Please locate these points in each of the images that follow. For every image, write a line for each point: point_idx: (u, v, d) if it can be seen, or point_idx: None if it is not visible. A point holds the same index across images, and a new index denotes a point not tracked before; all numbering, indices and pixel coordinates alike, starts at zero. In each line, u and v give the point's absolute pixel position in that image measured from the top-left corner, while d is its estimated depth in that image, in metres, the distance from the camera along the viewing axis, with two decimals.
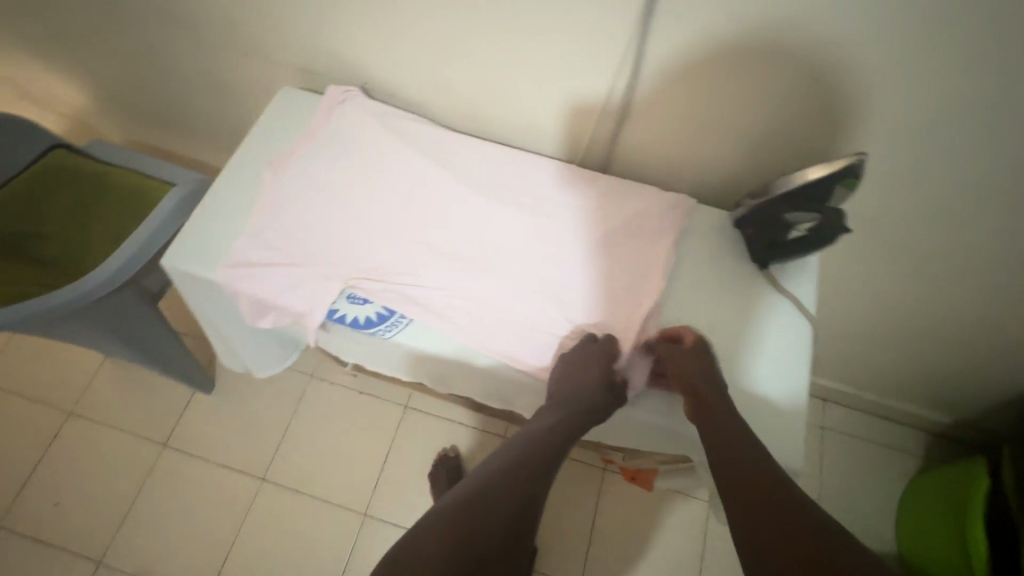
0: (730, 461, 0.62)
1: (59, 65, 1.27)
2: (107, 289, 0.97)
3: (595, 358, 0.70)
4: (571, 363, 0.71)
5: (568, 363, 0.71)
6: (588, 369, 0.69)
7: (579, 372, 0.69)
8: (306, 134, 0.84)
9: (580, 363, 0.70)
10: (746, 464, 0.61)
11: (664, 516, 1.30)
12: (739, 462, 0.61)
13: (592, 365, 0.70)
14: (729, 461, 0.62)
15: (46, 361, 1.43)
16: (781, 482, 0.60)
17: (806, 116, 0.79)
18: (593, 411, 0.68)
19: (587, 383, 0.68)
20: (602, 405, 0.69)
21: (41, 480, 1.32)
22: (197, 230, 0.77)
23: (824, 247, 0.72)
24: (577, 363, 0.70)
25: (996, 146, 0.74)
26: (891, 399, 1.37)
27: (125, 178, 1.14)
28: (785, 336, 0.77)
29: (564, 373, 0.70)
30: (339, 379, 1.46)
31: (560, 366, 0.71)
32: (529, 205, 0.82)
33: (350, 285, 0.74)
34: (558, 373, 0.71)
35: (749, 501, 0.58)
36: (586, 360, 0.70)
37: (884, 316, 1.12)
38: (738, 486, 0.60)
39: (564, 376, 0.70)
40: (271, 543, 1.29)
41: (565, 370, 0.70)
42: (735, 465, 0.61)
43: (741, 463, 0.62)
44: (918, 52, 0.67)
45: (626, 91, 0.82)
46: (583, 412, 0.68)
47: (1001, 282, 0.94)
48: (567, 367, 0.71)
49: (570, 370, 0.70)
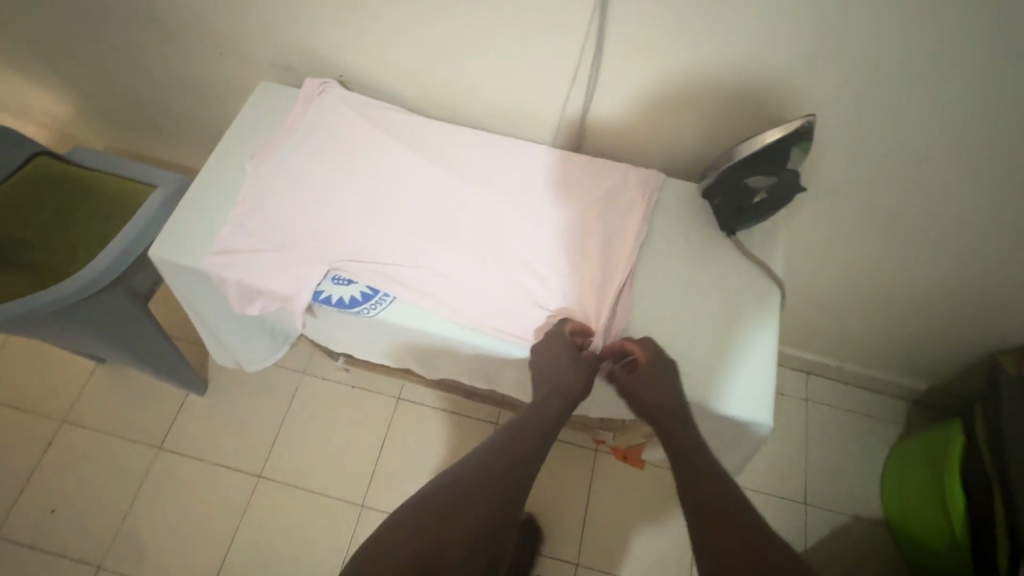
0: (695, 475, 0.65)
1: (38, 74, 1.28)
2: (98, 287, 0.99)
3: (557, 343, 0.72)
4: (538, 351, 0.73)
5: (536, 349, 0.73)
6: (553, 354, 0.71)
7: (547, 357, 0.72)
8: (285, 125, 0.86)
9: (545, 350, 0.72)
10: (711, 480, 0.64)
11: (656, 491, 1.33)
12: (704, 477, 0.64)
13: (554, 349, 0.72)
14: (694, 475, 0.64)
15: (36, 370, 1.44)
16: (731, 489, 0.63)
17: (765, 88, 0.82)
18: (569, 392, 0.70)
19: (556, 364, 0.71)
20: (578, 383, 0.71)
21: (36, 488, 1.32)
22: (181, 221, 0.79)
23: (784, 207, 0.76)
24: (542, 351, 0.72)
25: (946, 109, 0.77)
26: (869, 369, 1.42)
27: (110, 182, 1.16)
28: (751, 297, 0.80)
29: (535, 361, 0.73)
30: (331, 374, 1.48)
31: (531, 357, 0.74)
32: (505, 185, 0.85)
33: (335, 266, 0.76)
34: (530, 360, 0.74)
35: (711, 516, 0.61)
36: (551, 345, 0.72)
37: (856, 285, 1.16)
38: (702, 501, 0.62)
39: (535, 363, 0.73)
40: (270, 538, 1.30)
41: (535, 356, 0.73)
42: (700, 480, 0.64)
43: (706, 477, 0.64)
44: (865, 20, 0.70)
45: (591, 71, 0.85)
46: (560, 395, 0.70)
47: (962, 244, 0.98)
48: (535, 354, 0.73)
49: (538, 357, 0.73)
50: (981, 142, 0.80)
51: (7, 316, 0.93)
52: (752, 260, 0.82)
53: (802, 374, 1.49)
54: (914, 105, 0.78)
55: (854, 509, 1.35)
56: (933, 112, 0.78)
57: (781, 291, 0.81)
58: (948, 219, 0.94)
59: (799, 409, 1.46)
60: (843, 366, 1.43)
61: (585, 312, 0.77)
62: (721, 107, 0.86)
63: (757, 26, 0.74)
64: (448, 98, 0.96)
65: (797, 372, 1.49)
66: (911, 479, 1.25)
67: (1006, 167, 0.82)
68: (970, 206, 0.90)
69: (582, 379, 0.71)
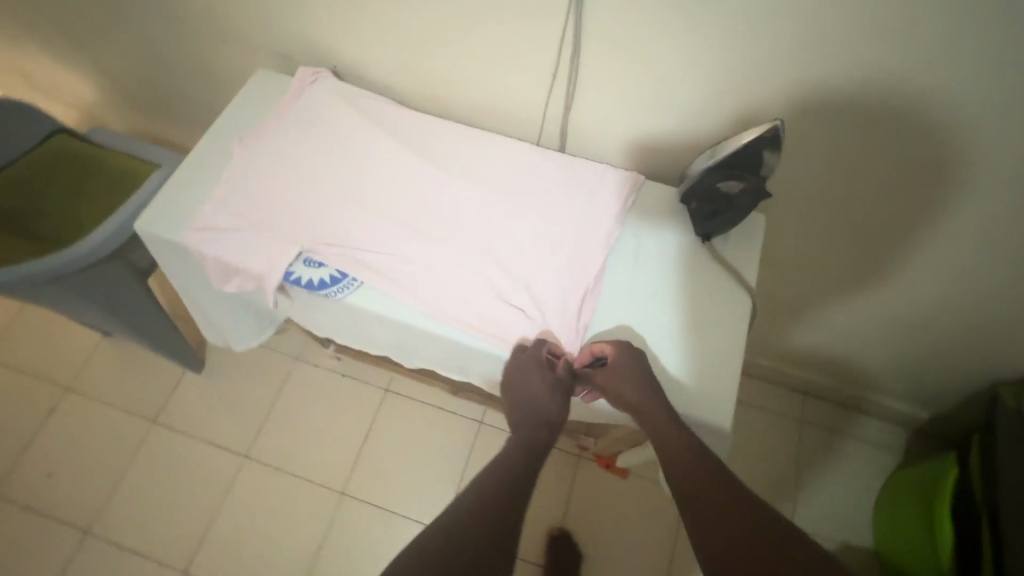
0: (683, 471, 0.67)
1: (63, 57, 1.34)
2: (103, 252, 1.05)
3: (531, 366, 0.73)
4: (515, 374, 0.75)
5: (512, 372, 0.75)
6: (531, 379, 0.73)
7: (525, 381, 0.74)
8: (276, 111, 0.89)
9: (520, 372, 0.74)
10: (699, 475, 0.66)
11: (637, 502, 1.31)
12: (693, 471, 0.67)
13: (530, 372, 0.73)
14: (681, 471, 0.67)
15: (46, 339, 1.49)
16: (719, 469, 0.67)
17: (747, 95, 0.81)
18: (552, 419, 0.75)
19: (535, 389, 0.74)
20: (559, 409, 0.75)
21: (36, 452, 1.37)
22: (166, 199, 0.83)
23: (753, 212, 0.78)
24: (519, 375, 0.74)
25: (928, 123, 0.76)
26: (894, 401, 1.35)
27: (123, 162, 1.21)
28: (720, 304, 0.80)
29: (513, 384, 0.75)
30: (323, 362, 1.49)
31: (507, 382, 0.76)
32: (483, 179, 0.86)
33: (307, 248, 0.79)
34: (505, 381, 0.77)
35: (708, 514, 0.64)
36: (525, 365, 0.74)
37: (874, 312, 1.12)
38: (695, 500, 0.65)
39: (513, 385, 0.76)
40: (251, 517, 1.32)
41: (511, 377, 0.75)
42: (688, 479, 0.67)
43: (692, 474, 0.67)
44: (844, 27, 0.70)
45: (573, 70, 0.85)
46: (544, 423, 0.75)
47: (955, 265, 0.95)
48: (511, 378, 0.75)
49: (516, 379, 0.75)
50: (967, 157, 0.78)
51: (34, 278, 1.00)
52: (725, 267, 0.82)
53: (827, 405, 1.43)
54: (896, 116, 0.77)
55: (844, 537, 1.30)
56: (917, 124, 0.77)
57: (752, 300, 0.80)
58: (940, 237, 0.91)
59: (827, 440, 1.39)
60: (870, 399, 1.36)
61: (551, 307, 0.77)
62: (704, 112, 0.85)
63: (737, 29, 0.74)
64: (438, 91, 0.98)
65: (822, 403, 1.44)
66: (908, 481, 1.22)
67: (994, 185, 0.80)
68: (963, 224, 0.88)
69: (563, 405, 0.75)
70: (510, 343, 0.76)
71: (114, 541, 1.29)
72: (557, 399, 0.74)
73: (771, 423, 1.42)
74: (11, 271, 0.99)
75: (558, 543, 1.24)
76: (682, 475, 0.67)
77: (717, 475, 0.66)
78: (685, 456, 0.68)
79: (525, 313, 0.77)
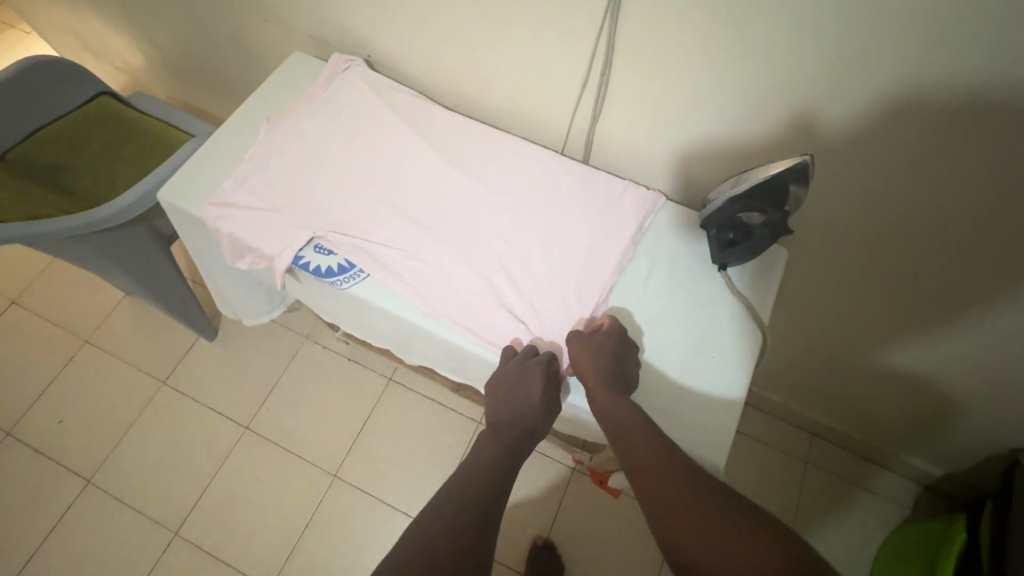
0: (638, 450, 0.63)
1: (116, 23, 1.38)
2: (133, 213, 1.07)
3: (537, 369, 0.72)
4: (516, 374, 0.72)
5: (513, 371, 0.72)
6: (534, 383, 0.71)
7: (525, 385, 0.72)
8: (307, 94, 0.94)
9: (523, 372, 0.72)
10: (656, 458, 0.61)
11: (626, 523, 1.29)
12: (649, 454, 0.62)
13: (535, 375, 0.72)
14: (636, 453, 0.63)
15: (73, 291, 1.55)
16: (676, 457, 0.62)
17: (779, 130, 0.77)
18: (529, 437, 0.72)
19: (532, 397, 0.71)
20: (540, 428, 0.73)
21: (50, 398, 1.42)
22: (192, 171, 0.86)
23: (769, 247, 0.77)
24: (521, 376, 0.72)
25: (961, 188, 0.71)
26: (916, 459, 1.29)
27: (159, 129, 1.24)
28: (721, 334, 0.79)
29: (511, 382, 0.72)
30: (331, 344, 1.51)
31: (499, 381, 0.73)
32: (499, 184, 0.87)
33: (319, 235, 0.81)
34: (498, 379, 0.73)
35: (664, 500, 0.58)
36: (529, 365, 0.73)
37: (903, 370, 1.07)
38: (648, 483, 0.60)
39: (508, 384, 0.72)
40: (243, 488, 1.34)
41: (509, 376, 0.72)
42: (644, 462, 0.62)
43: (648, 455, 0.62)
44: (882, 76, 0.66)
45: (601, 84, 0.84)
46: (520, 437, 0.71)
47: (975, 332, 0.90)
48: (510, 376, 0.72)
49: (515, 379, 0.72)
50: (1006, 224, 0.73)
51: (99, 225, 1.03)
52: (738, 298, 0.80)
53: (845, 453, 1.38)
54: (922, 178, 0.73)
55: None
56: (942, 189, 0.73)
57: (763, 337, 0.79)
58: (966, 302, 0.86)
59: (841, 491, 1.34)
60: (894, 454, 1.31)
61: (552, 319, 0.78)
62: (729, 144, 0.83)
63: (771, 63, 0.70)
64: (469, 89, 0.98)
65: (839, 450, 1.38)
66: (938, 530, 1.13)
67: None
68: (988, 292, 0.83)
69: (543, 425, 0.73)
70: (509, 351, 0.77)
71: (112, 494, 1.33)
72: (544, 416, 0.72)
73: (775, 460, 1.37)
74: (75, 218, 1.01)
75: (540, 551, 1.23)
76: (632, 450, 0.63)
77: (672, 459, 0.61)
78: (642, 438, 0.64)
79: (524, 323, 0.78)
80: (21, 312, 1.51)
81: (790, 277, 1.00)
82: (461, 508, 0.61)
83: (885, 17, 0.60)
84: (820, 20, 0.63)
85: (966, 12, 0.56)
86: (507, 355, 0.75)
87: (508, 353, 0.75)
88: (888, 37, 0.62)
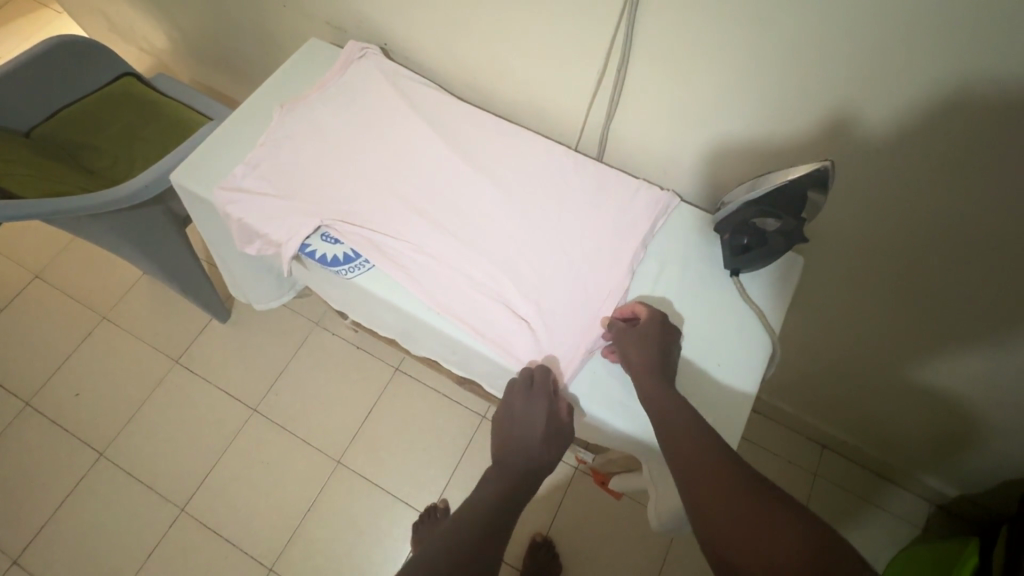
0: (677, 432, 0.60)
1: (140, 7, 1.41)
2: (161, 186, 1.09)
3: (539, 395, 0.71)
4: (519, 402, 0.71)
5: (516, 399, 0.72)
6: (536, 411, 0.70)
7: (527, 413, 0.71)
8: (321, 80, 0.94)
9: (526, 400, 0.71)
10: (703, 456, 0.57)
11: (627, 526, 1.27)
12: (695, 451, 0.58)
13: (538, 401, 0.71)
14: (676, 437, 0.60)
15: (93, 268, 1.58)
16: (718, 442, 0.59)
17: (799, 135, 0.75)
18: (537, 473, 0.69)
19: (535, 425, 0.70)
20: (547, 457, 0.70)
21: (68, 372, 1.45)
22: (205, 155, 0.87)
23: (781, 253, 0.74)
24: (524, 404, 0.71)
25: (987, 200, 0.68)
26: (929, 477, 1.25)
27: (179, 112, 1.25)
28: (731, 342, 0.77)
29: (515, 412, 0.71)
30: (340, 331, 1.52)
31: (504, 413, 0.72)
32: (508, 178, 0.86)
33: (326, 224, 0.81)
34: (502, 410, 0.73)
35: (699, 482, 0.55)
36: (532, 392, 0.72)
37: (918, 384, 1.03)
38: (685, 466, 0.57)
39: (512, 415, 0.71)
40: (248, 469, 1.37)
41: (513, 405, 0.72)
42: (687, 460, 0.58)
43: (691, 442, 0.59)
44: (910, 77, 0.62)
45: (614, 80, 0.82)
46: (525, 473, 0.68)
47: (998, 350, 0.87)
48: (514, 405, 0.71)
49: (519, 408, 0.71)
50: None
51: (119, 204, 1.05)
52: (750, 305, 0.78)
53: (857, 468, 1.35)
54: (948, 187, 0.70)
55: None
56: (972, 199, 0.69)
57: (775, 346, 0.77)
58: (990, 318, 0.83)
59: (849, 506, 1.31)
60: (907, 472, 1.27)
61: (557, 320, 0.77)
62: (745, 146, 0.80)
63: (795, 61, 0.67)
64: (484, 81, 0.97)
65: (850, 464, 1.35)
66: (949, 551, 1.07)
67: None
68: (1012, 310, 0.79)
69: (553, 459, 0.70)
70: (512, 355, 0.76)
71: (123, 467, 1.36)
72: (551, 447, 0.69)
73: (783, 471, 1.35)
74: (95, 196, 1.03)
75: (538, 549, 1.23)
76: (672, 431, 0.61)
77: (715, 445, 0.58)
78: (683, 423, 0.61)
79: (528, 322, 0.77)
80: (43, 287, 1.55)
81: (808, 284, 0.97)
82: (460, 534, 0.59)
83: (918, 13, 0.56)
84: (849, 14, 0.60)
85: (1001, 17, 0.53)
86: (510, 385, 0.74)
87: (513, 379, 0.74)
88: (914, 41, 0.59)
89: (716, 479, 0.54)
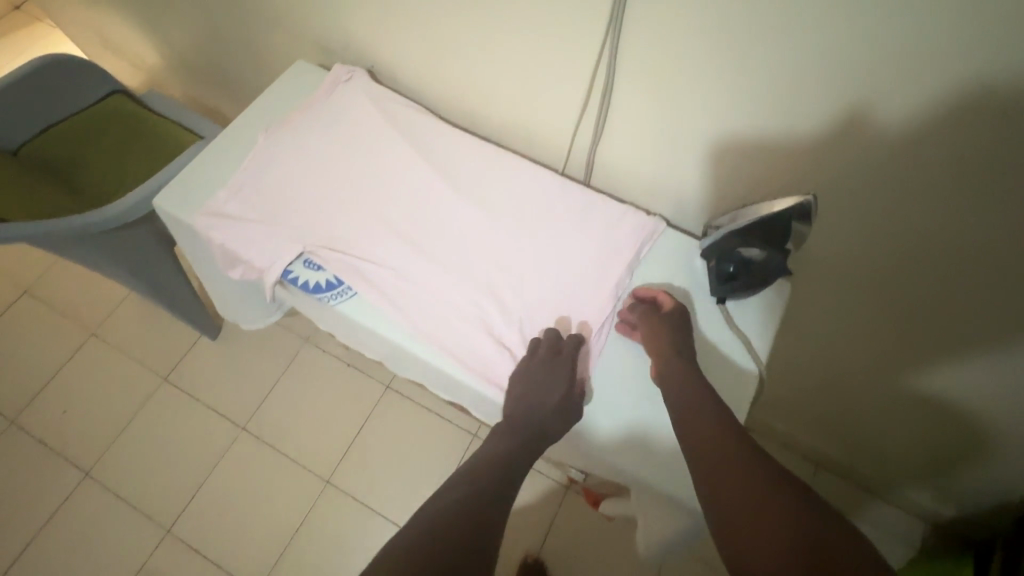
0: (699, 431, 0.61)
1: (132, 25, 1.41)
2: (149, 205, 1.08)
3: (562, 368, 0.72)
4: (541, 372, 0.72)
5: (537, 369, 0.72)
6: (558, 382, 0.71)
7: (548, 383, 0.71)
8: (307, 104, 0.93)
9: (549, 371, 0.72)
10: (725, 455, 0.57)
11: (619, 546, 1.26)
12: (717, 450, 0.58)
13: (561, 373, 0.72)
14: (698, 434, 0.61)
15: (83, 283, 1.57)
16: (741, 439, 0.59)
17: (780, 167, 0.74)
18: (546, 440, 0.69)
19: (553, 396, 0.70)
20: (556, 430, 0.70)
21: (54, 389, 1.44)
22: (187, 180, 0.86)
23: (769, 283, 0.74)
24: (546, 373, 0.72)
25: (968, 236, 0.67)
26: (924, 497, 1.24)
27: (168, 131, 1.25)
28: (717, 369, 0.76)
29: (535, 380, 0.71)
30: (332, 348, 1.51)
31: (522, 379, 0.72)
32: (494, 203, 0.86)
33: (309, 250, 0.81)
34: (522, 375, 0.72)
35: (721, 481, 0.55)
36: (556, 362, 0.73)
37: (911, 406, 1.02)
38: (709, 461, 0.58)
39: (531, 382, 0.71)
40: (235, 488, 1.35)
41: (533, 375, 0.72)
42: (710, 458, 0.58)
43: (712, 441, 0.59)
44: (885, 112, 0.61)
45: (599, 105, 0.81)
46: (535, 439, 0.68)
47: (989, 374, 0.86)
48: (535, 373, 0.72)
49: (539, 377, 0.71)
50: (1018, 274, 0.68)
51: (106, 225, 1.04)
52: (736, 333, 0.77)
53: (852, 487, 1.33)
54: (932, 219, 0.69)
55: None
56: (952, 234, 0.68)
57: (760, 373, 0.76)
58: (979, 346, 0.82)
59: None
60: (902, 492, 1.26)
61: None
62: (731, 172, 0.80)
63: (773, 92, 0.66)
64: (473, 104, 0.96)
65: (844, 483, 1.34)
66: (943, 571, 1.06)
67: None
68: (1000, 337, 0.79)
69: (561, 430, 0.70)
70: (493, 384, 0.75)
71: (107, 487, 1.34)
72: (564, 418, 0.70)
73: None
74: (82, 217, 1.02)
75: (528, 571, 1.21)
76: (696, 430, 0.61)
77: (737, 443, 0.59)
78: (703, 423, 0.62)
79: (510, 350, 0.76)
80: (32, 303, 1.54)
81: (798, 306, 0.96)
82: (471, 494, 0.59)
83: (891, 51, 0.56)
84: (826, 49, 0.59)
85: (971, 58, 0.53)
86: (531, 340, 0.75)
87: (537, 348, 0.74)
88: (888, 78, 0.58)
89: (740, 479, 0.55)
